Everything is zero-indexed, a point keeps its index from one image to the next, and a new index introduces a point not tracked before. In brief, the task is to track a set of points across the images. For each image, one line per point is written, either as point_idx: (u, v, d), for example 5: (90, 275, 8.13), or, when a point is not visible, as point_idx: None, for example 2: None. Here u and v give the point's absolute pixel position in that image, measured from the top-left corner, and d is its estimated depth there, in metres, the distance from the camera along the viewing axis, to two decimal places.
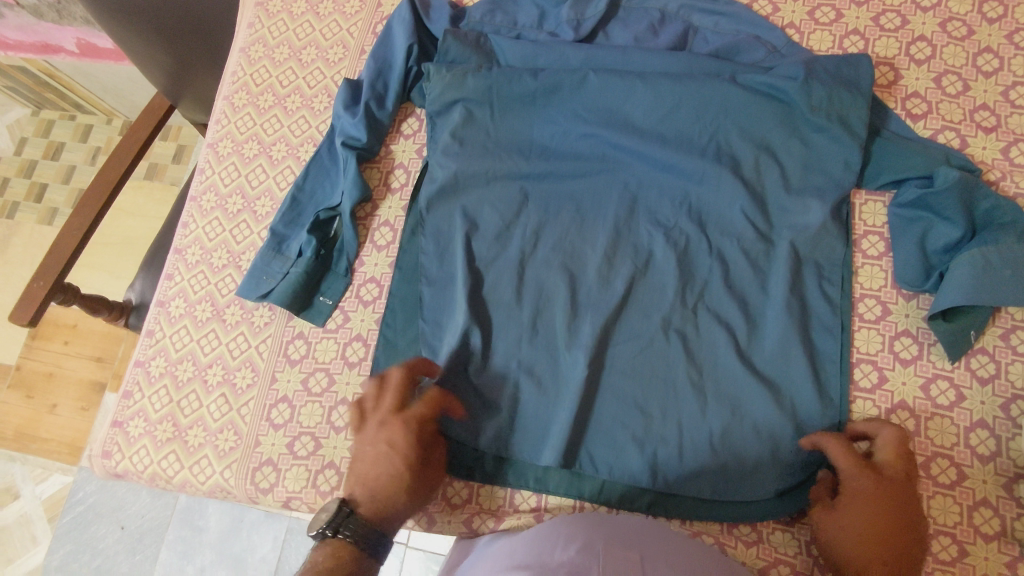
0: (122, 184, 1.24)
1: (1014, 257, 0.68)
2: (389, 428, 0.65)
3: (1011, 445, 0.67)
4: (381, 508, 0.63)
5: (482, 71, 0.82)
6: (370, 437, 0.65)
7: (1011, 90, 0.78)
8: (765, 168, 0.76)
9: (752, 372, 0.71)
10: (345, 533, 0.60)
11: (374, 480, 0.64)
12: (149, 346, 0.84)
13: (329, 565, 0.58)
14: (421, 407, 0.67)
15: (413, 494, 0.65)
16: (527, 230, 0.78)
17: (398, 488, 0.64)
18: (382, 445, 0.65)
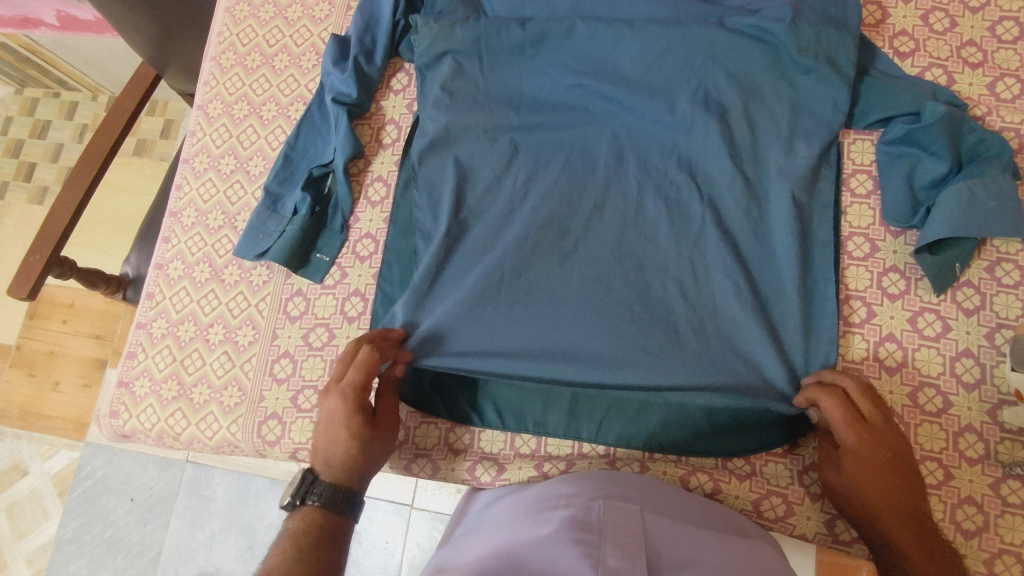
0: (112, 157, 1.24)
1: (1000, 189, 0.69)
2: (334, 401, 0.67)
3: (996, 373, 0.69)
4: (343, 472, 0.66)
5: (469, 21, 0.82)
6: (320, 412, 0.68)
7: (998, 25, 0.78)
8: (755, 110, 0.76)
9: (747, 310, 0.72)
10: (312, 499, 0.64)
11: (329, 450, 0.67)
12: (150, 308, 0.85)
13: (301, 526, 0.62)
14: (354, 374, 0.68)
15: (370, 453, 0.68)
16: (519, 180, 0.79)
17: (351, 452, 0.66)
18: (329, 418, 0.67)
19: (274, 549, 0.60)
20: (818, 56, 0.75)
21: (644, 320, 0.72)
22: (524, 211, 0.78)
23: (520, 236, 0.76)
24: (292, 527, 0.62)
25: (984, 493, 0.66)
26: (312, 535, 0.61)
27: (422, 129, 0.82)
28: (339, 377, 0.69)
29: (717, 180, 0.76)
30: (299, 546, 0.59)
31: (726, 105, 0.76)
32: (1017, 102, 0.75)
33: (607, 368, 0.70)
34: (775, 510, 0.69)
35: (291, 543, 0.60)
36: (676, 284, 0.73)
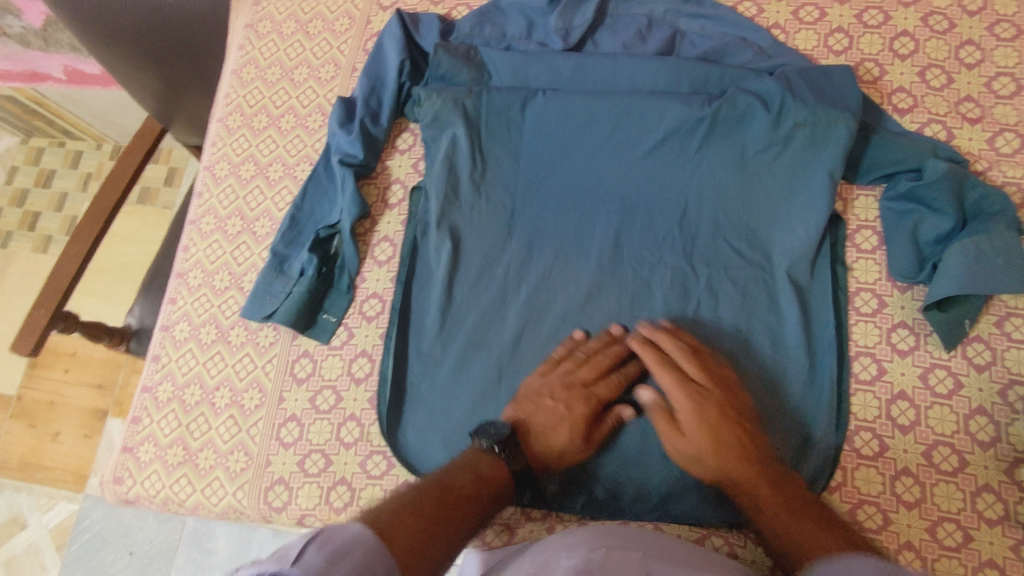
0: (117, 211, 1.24)
1: (1006, 246, 0.69)
2: (562, 395, 0.72)
3: (1011, 430, 0.68)
4: (525, 444, 0.70)
5: (472, 93, 0.83)
6: (551, 396, 0.72)
7: (994, 81, 0.79)
8: (752, 176, 0.78)
9: (751, 377, 0.72)
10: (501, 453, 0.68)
11: (556, 439, 0.70)
12: (156, 371, 0.84)
13: (487, 473, 0.67)
14: (585, 371, 0.73)
15: (574, 445, 0.70)
16: (522, 250, 0.80)
17: (570, 443, 0.70)
18: (562, 408, 0.71)
19: (449, 478, 0.65)
20: (816, 129, 0.75)
21: (646, 400, 0.73)
22: (520, 288, 0.79)
23: (521, 316, 0.78)
24: (450, 480, 0.65)
25: (1006, 555, 0.64)
26: (483, 493, 0.66)
27: (426, 202, 0.83)
28: (591, 379, 0.73)
29: (718, 253, 0.77)
30: (478, 494, 0.65)
31: (723, 174, 0.78)
32: (1017, 157, 0.76)
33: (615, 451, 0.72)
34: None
35: (455, 485, 0.65)
36: None
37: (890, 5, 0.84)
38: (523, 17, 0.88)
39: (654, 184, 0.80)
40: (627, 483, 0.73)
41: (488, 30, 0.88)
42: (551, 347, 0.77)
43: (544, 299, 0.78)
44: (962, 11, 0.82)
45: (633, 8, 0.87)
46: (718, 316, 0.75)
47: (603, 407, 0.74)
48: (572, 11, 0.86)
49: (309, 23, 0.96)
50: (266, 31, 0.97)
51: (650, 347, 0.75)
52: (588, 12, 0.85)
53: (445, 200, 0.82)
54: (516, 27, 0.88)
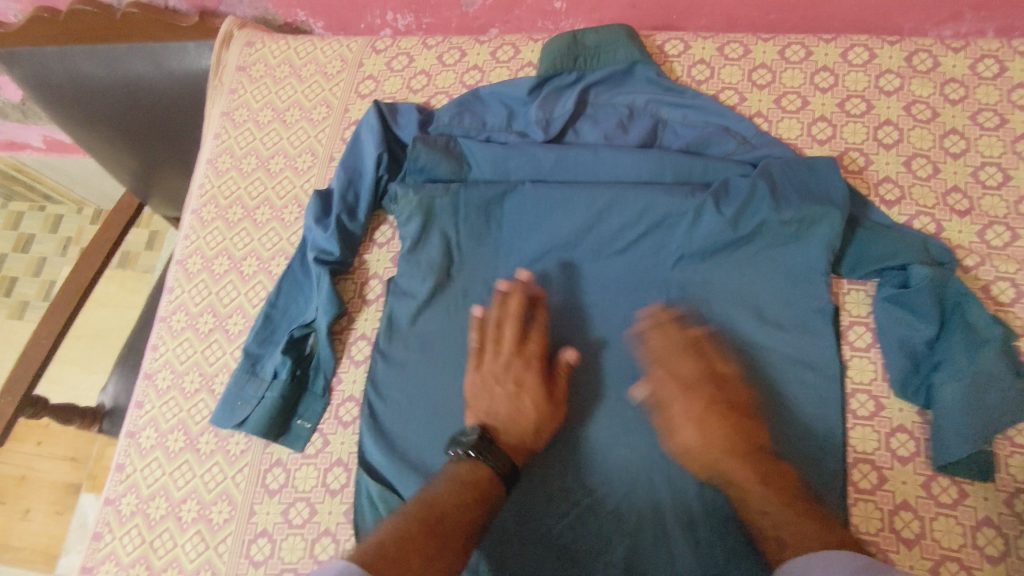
0: (89, 290, 1.20)
1: (988, 378, 0.67)
2: (413, 369, 0.77)
3: (1020, 544, 0.65)
4: (513, 445, 0.70)
5: (450, 191, 0.81)
6: (496, 380, 0.73)
7: (980, 171, 0.78)
8: (737, 273, 0.76)
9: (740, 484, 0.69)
10: (485, 458, 0.67)
11: (524, 409, 0.71)
12: (120, 482, 0.80)
13: (470, 477, 0.66)
14: (537, 346, 0.74)
15: (544, 415, 0.71)
16: (502, 351, 0.78)
17: (535, 411, 0.71)
18: (511, 382, 0.73)
19: (436, 494, 0.64)
20: (801, 226, 0.74)
21: (635, 503, 0.71)
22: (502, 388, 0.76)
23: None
24: (458, 475, 0.66)
25: None
26: (466, 496, 0.64)
27: (403, 299, 0.81)
28: (523, 346, 0.74)
29: None
30: (455, 497, 0.64)
31: (707, 270, 0.77)
32: (1009, 251, 0.74)
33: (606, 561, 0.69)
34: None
35: (438, 502, 0.63)
36: (668, 461, 0.71)
37: (871, 94, 0.83)
38: (503, 107, 0.87)
39: (635, 280, 0.79)
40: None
41: (467, 120, 0.86)
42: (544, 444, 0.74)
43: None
44: (944, 100, 0.82)
45: (614, 98, 0.86)
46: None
47: (595, 507, 0.71)
48: (552, 102, 0.85)
49: (286, 111, 0.95)
50: (243, 120, 0.96)
51: (637, 449, 0.73)
52: (568, 103, 0.84)
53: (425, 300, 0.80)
54: (496, 116, 0.87)
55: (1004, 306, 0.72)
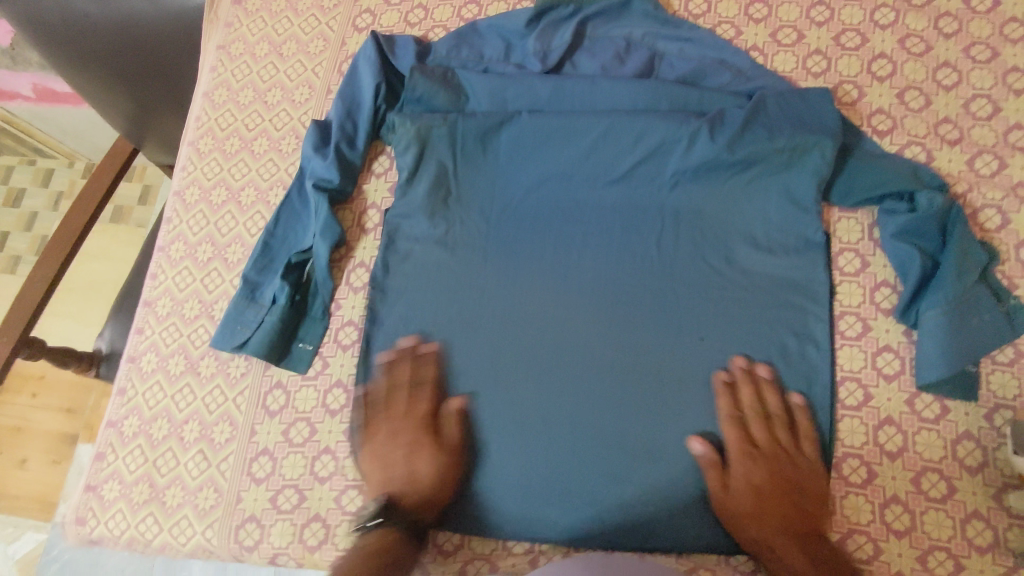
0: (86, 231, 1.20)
1: (976, 302, 0.70)
2: (400, 429, 0.73)
3: (997, 455, 0.68)
4: (417, 502, 0.70)
5: (447, 121, 0.81)
6: (393, 442, 0.72)
7: (972, 103, 0.79)
8: (731, 202, 0.77)
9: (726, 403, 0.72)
10: (393, 523, 0.68)
11: (419, 470, 0.71)
12: (122, 405, 0.81)
13: (376, 548, 0.65)
14: (427, 403, 0.74)
15: (437, 470, 0.71)
16: (497, 277, 0.79)
17: (432, 470, 0.71)
18: (405, 443, 0.72)
19: (344, 571, 0.63)
20: (794, 154, 0.75)
21: (628, 442, 0.72)
22: (501, 321, 0.77)
23: (501, 347, 0.76)
24: (363, 545, 0.66)
25: None
26: (378, 564, 0.64)
27: (399, 229, 0.81)
28: (410, 407, 0.74)
29: (697, 276, 0.76)
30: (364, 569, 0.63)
31: (701, 199, 0.78)
32: (997, 179, 0.76)
33: (596, 480, 0.71)
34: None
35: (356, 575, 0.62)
36: (659, 381, 0.73)
37: (866, 28, 0.84)
38: (500, 39, 0.87)
39: (630, 209, 0.80)
40: (613, 517, 0.70)
41: (465, 52, 0.87)
42: (538, 369, 0.75)
43: (525, 321, 0.77)
44: (938, 33, 0.82)
45: (611, 30, 0.86)
46: (701, 340, 0.74)
47: (580, 448, 0.72)
48: (550, 34, 0.85)
49: (283, 44, 0.94)
50: (238, 53, 0.95)
51: (633, 375, 0.74)
52: (566, 34, 0.84)
53: (424, 228, 0.81)
54: (493, 49, 0.87)
55: (989, 233, 0.74)
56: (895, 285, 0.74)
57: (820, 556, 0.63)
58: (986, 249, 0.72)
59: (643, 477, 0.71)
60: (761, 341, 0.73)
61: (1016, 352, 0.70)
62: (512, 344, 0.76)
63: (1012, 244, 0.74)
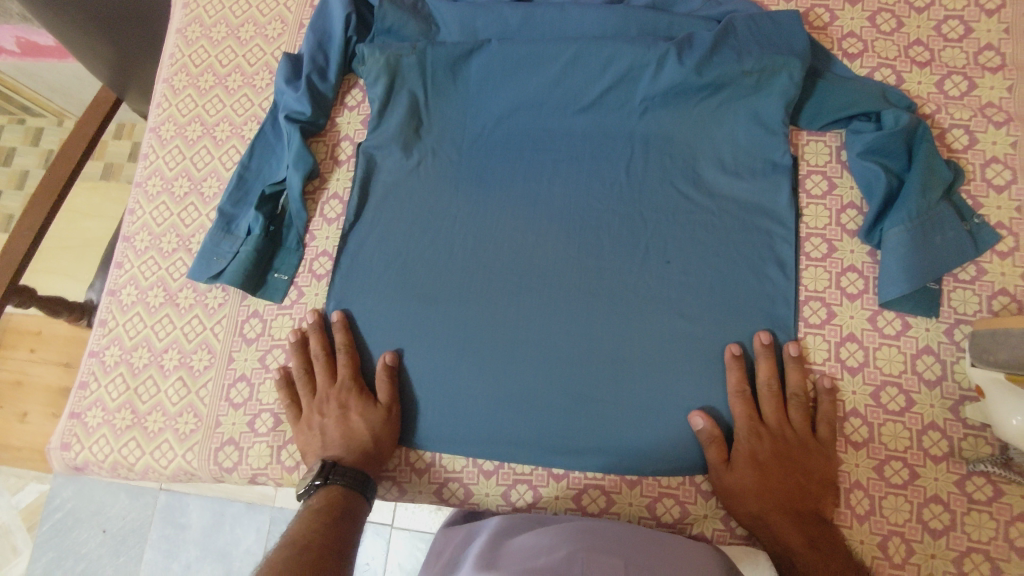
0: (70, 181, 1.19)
1: (940, 220, 0.70)
2: (336, 397, 0.74)
3: (955, 368, 0.69)
4: (357, 460, 0.70)
5: (417, 49, 0.81)
6: (321, 413, 0.73)
7: (943, 25, 0.79)
8: (699, 128, 0.78)
9: (691, 324, 0.73)
10: (333, 480, 0.67)
11: (356, 428, 0.72)
12: (103, 335, 0.83)
13: (322, 505, 0.65)
14: (346, 367, 0.75)
15: (372, 419, 0.72)
16: (467, 206, 0.80)
17: (365, 426, 0.72)
18: (336, 408, 0.73)
19: (298, 532, 0.62)
20: (761, 76, 0.75)
21: (594, 362, 0.73)
22: (474, 249, 0.78)
23: (471, 273, 0.77)
24: (309, 506, 0.66)
25: (950, 491, 0.66)
26: (326, 518, 0.64)
27: (371, 160, 0.82)
28: (324, 381, 0.75)
29: (665, 202, 0.77)
30: (314, 526, 0.62)
31: (670, 125, 0.78)
32: (965, 99, 0.76)
33: (563, 399, 0.73)
34: (719, 537, 0.70)
35: (304, 536, 0.61)
36: (625, 304, 0.74)
37: None
38: None
39: (600, 136, 0.80)
40: (579, 433, 0.72)
41: None
42: (506, 294, 0.76)
43: (494, 249, 0.78)
44: None
45: None
46: (668, 264, 0.75)
47: (547, 369, 0.74)
48: None
49: None
50: None
51: (601, 298, 0.75)
52: None
53: (396, 159, 0.81)
54: None
55: (956, 153, 0.75)
56: (862, 207, 0.75)
57: (813, 533, 0.64)
58: (952, 168, 0.73)
59: (608, 396, 0.72)
60: (727, 263, 0.74)
61: (979, 270, 0.71)
62: (482, 270, 0.77)
63: (978, 163, 0.74)
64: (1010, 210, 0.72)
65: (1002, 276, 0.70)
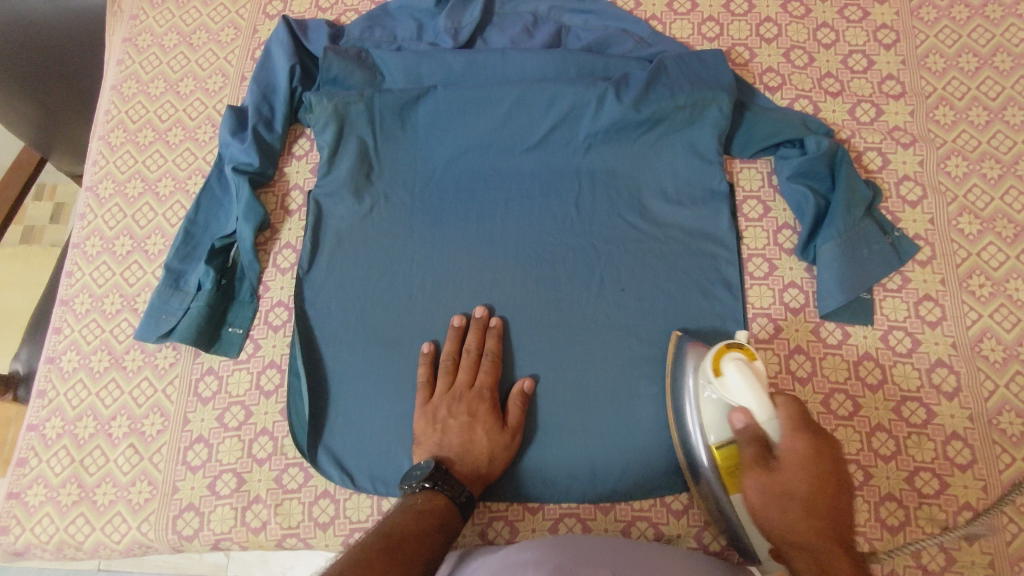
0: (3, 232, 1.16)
1: (865, 235, 0.76)
2: (469, 401, 0.71)
3: (894, 371, 0.73)
4: (467, 474, 0.68)
5: (363, 98, 0.83)
6: (450, 412, 0.71)
7: (849, 59, 0.87)
8: (641, 160, 0.82)
9: (648, 347, 0.75)
10: (441, 486, 0.64)
11: (477, 441, 0.69)
12: (43, 407, 0.78)
13: (425, 506, 0.62)
14: (488, 375, 0.73)
15: (497, 441, 0.69)
16: (421, 247, 0.80)
17: (489, 443, 0.69)
18: (465, 413, 0.70)
19: (389, 525, 0.59)
20: (694, 110, 0.80)
21: (558, 392, 0.74)
22: (433, 291, 0.79)
23: (430, 314, 0.78)
24: (411, 503, 0.63)
25: (902, 487, 0.69)
26: (424, 523, 0.60)
27: (323, 210, 0.82)
28: (471, 378, 0.73)
29: (615, 232, 0.80)
30: (415, 525, 0.59)
31: (613, 159, 0.82)
32: (875, 124, 0.83)
33: (530, 430, 0.74)
34: None
35: (394, 534, 0.58)
36: (585, 332, 0.76)
37: None
38: (411, 19, 0.90)
39: (548, 173, 0.83)
40: (548, 463, 0.73)
41: (377, 33, 0.89)
42: None
43: (452, 286, 0.79)
44: None
45: (518, 6, 0.90)
46: (623, 291, 0.78)
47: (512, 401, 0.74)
48: (459, 11, 0.88)
49: (192, 34, 0.94)
50: (146, 45, 0.94)
51: (562, 329, 0.77)
52: (475, 11, 0.87)
53: (349, 205, 0.82)
54: (406, 29, 0.89)
55: (873, 173, 0.81)
56: (795, 227, 0.80)
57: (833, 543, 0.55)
58: (871, 187, 0.80)
59: (575, 425, 0.73)
60: (679, 287, 0.77)
61: (904, 278, 0.77)
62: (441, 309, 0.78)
63: (892, 182, 0.81)
64: (924, 222, 0.79)
65: (924, 282, 0.76)
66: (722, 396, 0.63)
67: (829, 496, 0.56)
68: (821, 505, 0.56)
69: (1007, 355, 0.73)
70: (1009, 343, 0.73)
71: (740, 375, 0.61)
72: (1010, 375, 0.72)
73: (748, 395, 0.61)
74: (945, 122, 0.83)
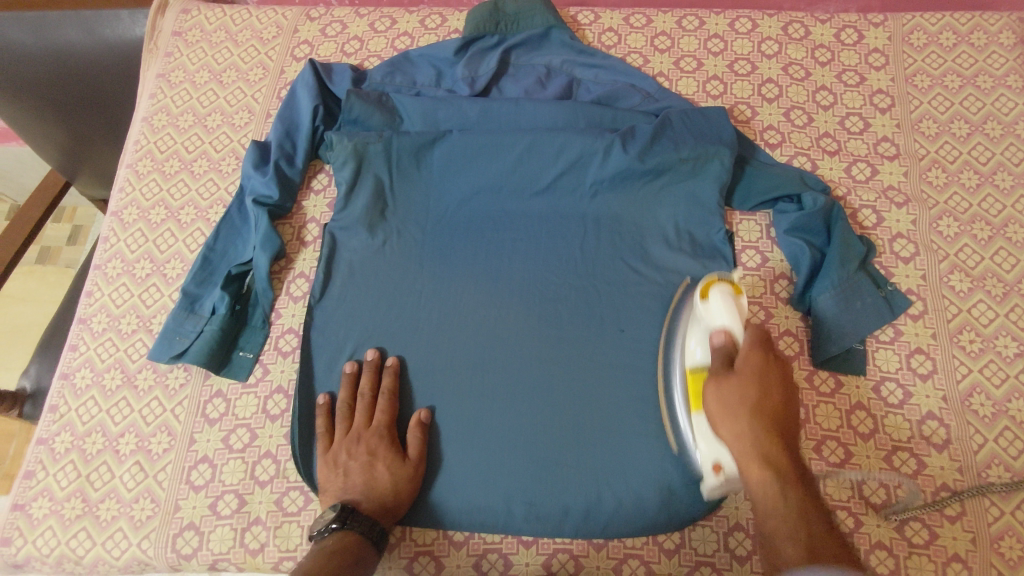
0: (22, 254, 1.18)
1: (859, 288, 0.79)
2: (366, 440, 0.73)
3: (886, 423, 0.75)
4: (374, 509, 0.69)
5: (382, 138, 0.87)
6: (349, 455, 0.73)
7: (846, 120, 0.91)
8: (645, 207, 0.85)
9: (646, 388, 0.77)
10: (351, 525, 0.66)
11: (379, 477, 0.71)
12: (53, 421, 0.80)
13: (334, 547, 0.63)
14: (384, 414, 0.75)
15: (398, 475, 0.71)
16: (429, 282, 0.83)
17: (392, 476, 0.71)
18: (364, 452, 0.72)
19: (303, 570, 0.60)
20: (697, 163, 0.84)
21: (556, 426, 0.76)
22: (438, 326, 0.81)
23: (435, 348, 0.80)
24: (323, 545, 0.64)
25: (893, 537, 0.70)
26: (338, 562, 0.62)
27: (339, 241, 0.85)
28: (368, 418, 0.75)
29: (618, 275, 0.83)
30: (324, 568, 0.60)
31: (617, 205, 0.86)
32: (870, 183, 0.87)
33: (529, 467, 0.75)
34: None
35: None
36: (584, 371, 0.78)
37: (755, 57, 0.96)
38: (431, 67, 0.95)
39: (555, 216, 0.86)
40: (543, 499, 0.74)
41: (399, 78, 0.94)
42: (470, 371, 0.79)
43: (457, 322, 0.81)
44: (815, 62, 0.96)
45: (533, 59, 0.95)
46: (622, 332, 0.80)
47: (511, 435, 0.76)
48: (477, 62, 0.94)
49: (223, 72, 0.99)
50: (178, 80, 0.99)
51: (562, 368, 0.79)
52: (491, 62, 0.93)
53: (362, 239, 0.85)
54: (425, 76, 0.95)
55: (868, 229, 0.85)
56: (791, 277, 0.83)
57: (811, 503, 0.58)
58: (865, 243, 0.83)
59: (573, 461, 0.75)
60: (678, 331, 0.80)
61: (896, 331, 0.79)
62: (445, 345, 0.80)
63: (886, 238, 0.84)
64: (916, 278, 0.81)
65: (915, 336, 0.78)
66: (706, 318, 0.70)
67: (765, 399, 0.62)
68: (767, 407, 0.62)
69: (996, 411, 0.74)
70: (998, 398, 0.75)
71: (722, 303, 0.69)
72: (998, 431, 0.73)
73: (730, 322, 0.68)
74: (938, 184, 0.86)
